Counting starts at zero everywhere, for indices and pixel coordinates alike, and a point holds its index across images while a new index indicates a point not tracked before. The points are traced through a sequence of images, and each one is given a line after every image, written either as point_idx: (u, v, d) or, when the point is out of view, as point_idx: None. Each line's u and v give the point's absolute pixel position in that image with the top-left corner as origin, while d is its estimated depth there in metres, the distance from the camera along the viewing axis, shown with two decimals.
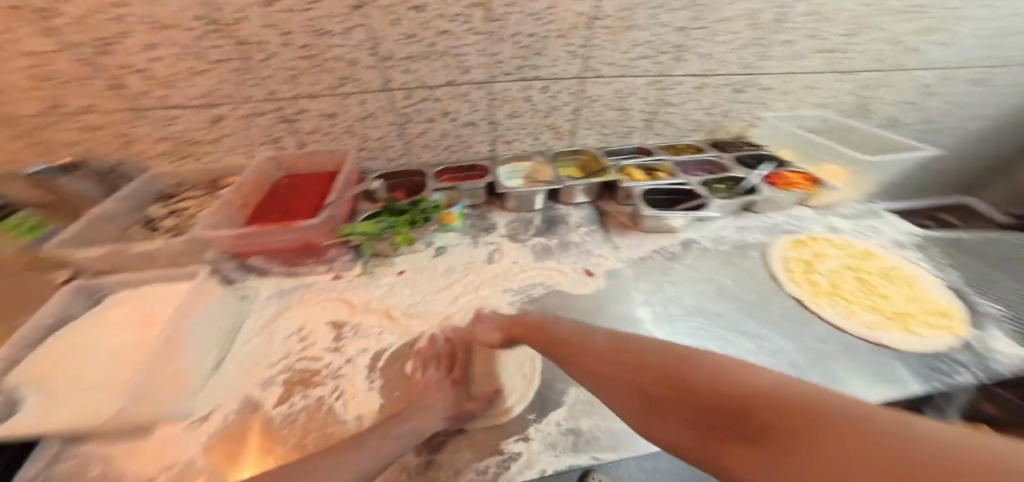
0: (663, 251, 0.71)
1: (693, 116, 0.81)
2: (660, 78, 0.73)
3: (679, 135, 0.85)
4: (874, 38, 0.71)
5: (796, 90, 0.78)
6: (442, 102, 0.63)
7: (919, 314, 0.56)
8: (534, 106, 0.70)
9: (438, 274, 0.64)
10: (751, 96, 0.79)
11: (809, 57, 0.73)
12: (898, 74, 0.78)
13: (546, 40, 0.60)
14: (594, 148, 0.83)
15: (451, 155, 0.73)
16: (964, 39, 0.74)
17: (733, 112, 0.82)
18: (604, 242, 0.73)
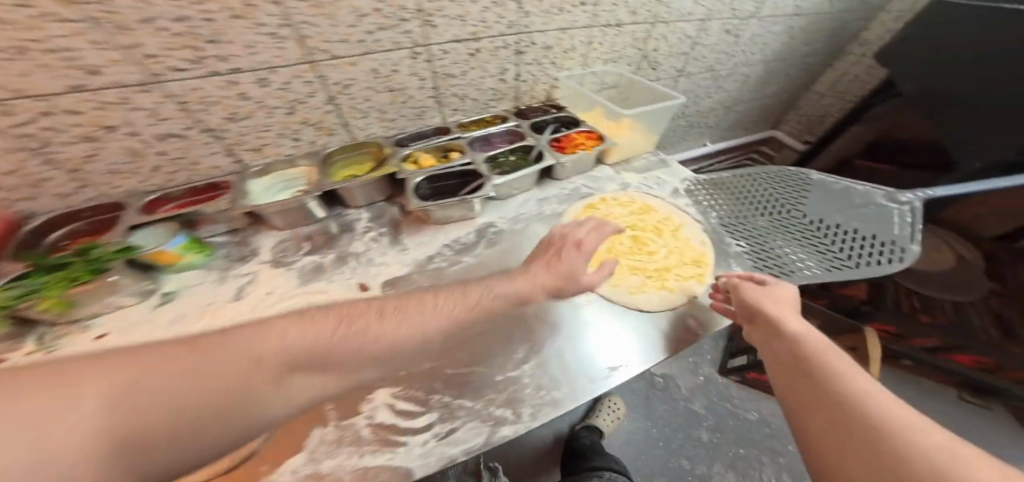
0: (455, 243, 0.66)
1: (485, 83, 0.76)
2: (419, 50, 0.63)
3: (481, 108, 0.81)
4: None
5: (575, 46, 0.80)
6: (91, 114, 0.47)
7: (676, 267, 0.58)
8: (262, 104, 0.56)
9: (159, 326, 0.51)
10: (535, 56, 0.77)
11: (572, 11, 0.72)
12: (662, 26, 0.87)
13: (214, 23, 0.45)
14: (382, 137, 0.73)
15: (174, 176, 0.60)
16: None
17: (526, 75, 0.80)
18: (391, 246, 0.65)
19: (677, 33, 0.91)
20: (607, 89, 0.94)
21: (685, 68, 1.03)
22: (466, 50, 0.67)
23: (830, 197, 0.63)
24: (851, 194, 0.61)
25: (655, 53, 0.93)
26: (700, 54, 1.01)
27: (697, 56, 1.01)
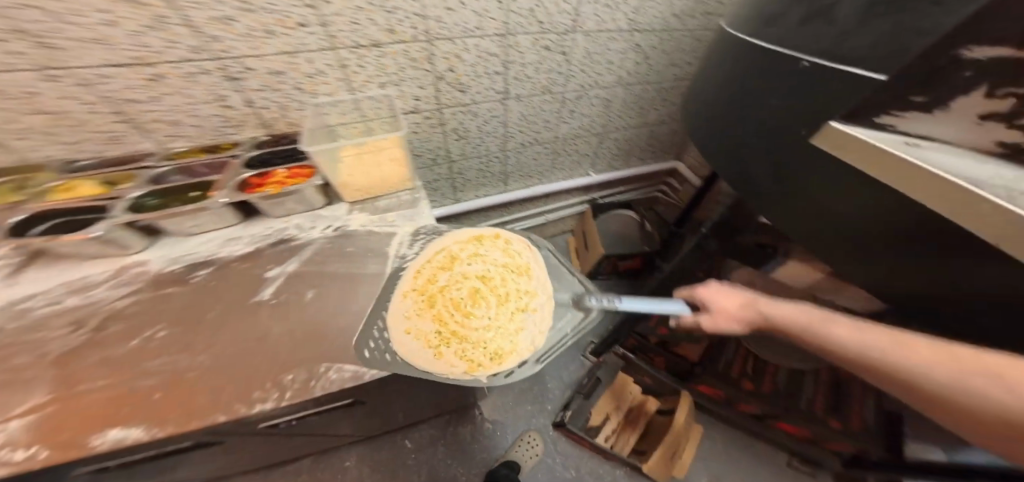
0: (89, 281, 0.63)
1: (205, 113, 0.69)
2: (59, 75, 0.55)
3: (215, 132, 0.73)
4: (349, 7, 0.62)
5: (324, 70, 0.70)
6: None
7: (469, 344, 0.57)
8: None
9: None
10: (268, 82, 0.69)
11: (294, 32, 0.62)
12: (450, 45, 0.76)
13: None
14: (70, 166, 0.69)
15: None
16: (477, 5, 0.71)
17: (259, 102, 0.71)
18: (18, 281, 0.62)
19: (475, 50, 0.79)
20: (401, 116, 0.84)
21: (512, 90, 0.93)
22: (141, 75, 0.59)
23: (545, 282, 0.62)
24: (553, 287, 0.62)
25: (453, 73, 0.82)
26: (522, 74, 0.90)
27: (518, 76, 0.90)
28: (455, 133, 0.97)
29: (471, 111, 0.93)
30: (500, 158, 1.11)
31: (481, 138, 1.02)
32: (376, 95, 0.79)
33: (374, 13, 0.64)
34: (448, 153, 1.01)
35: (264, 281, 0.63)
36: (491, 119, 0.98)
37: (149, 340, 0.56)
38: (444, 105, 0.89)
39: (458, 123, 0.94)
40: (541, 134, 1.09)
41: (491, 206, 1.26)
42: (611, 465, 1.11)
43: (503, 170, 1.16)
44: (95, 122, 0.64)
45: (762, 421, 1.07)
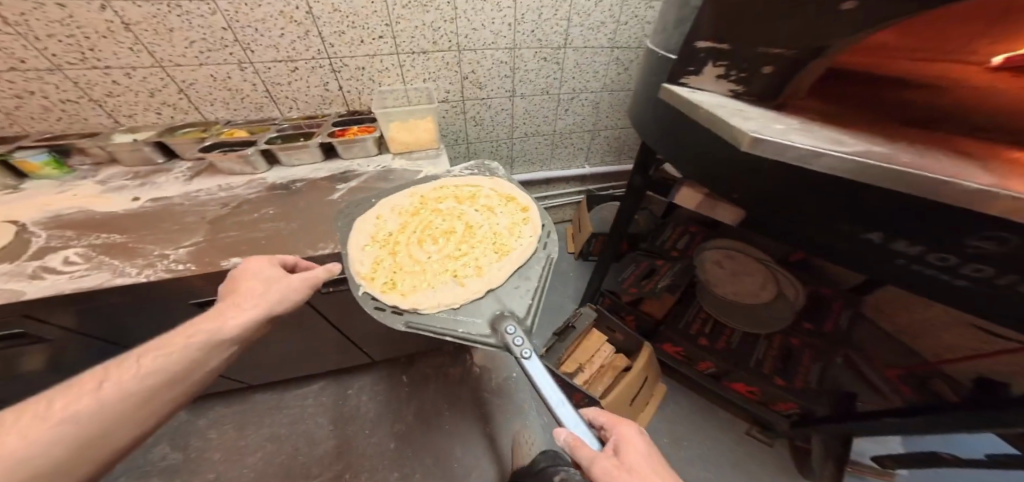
0: (226, 186, 0.87)
1: (314, 96, 1.00)
2: (246, 65, 0.88)
3: (316, 107, 1.03)
4: (410, 28, 0.91)
5: (385, 68, 0.98)
6: (22, 84, 0.80)
7: (402, 257, 0.72)
8: (131, 88, 0.86)
9: (35, 202, 0.80)
10: (353, 76, 0.98)
11: (371, 42, 0.91)
12: (473, 54, 1.04)
13: (88, 40, 0.76)
14: (228, 120, 0.99)
15: (67, 126, 0.90)
16: (493, 27, 0.99)
17: (348, 88, 1.00)
18: (185, 182, 0.87)
19: (491, 58, 1.07)
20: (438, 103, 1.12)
21: (519, 88, 1.21)
22: (286, 67, 0.91)
23: (498, 277, 0.64)
24: (506, 292, 0.62)
25: (475, 74, 1.09)
26: (525, 78, 1.18)
27: (523, 79, 1.18)
28: (473, 120, 1.23)
29: (486, 103, 1.20)
30: (508, 145, 1.39)
31: (493, 127, 1.30)
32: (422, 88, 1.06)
33: (427, 30, 0.93)
34: (467, 135, 1.28)
35: (328, 189, 0.88)
36: (503, 111, 1.25)
37: (260, 217, 0.79)
38: (465, 98, 1.14)
39: (475, 112, 1.21)
40: (544, 128, 1.38)
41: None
42: None
43: (508, 154, 1.43)
44: (248, 91, 0.94)
45: (718, 380, 1.21)
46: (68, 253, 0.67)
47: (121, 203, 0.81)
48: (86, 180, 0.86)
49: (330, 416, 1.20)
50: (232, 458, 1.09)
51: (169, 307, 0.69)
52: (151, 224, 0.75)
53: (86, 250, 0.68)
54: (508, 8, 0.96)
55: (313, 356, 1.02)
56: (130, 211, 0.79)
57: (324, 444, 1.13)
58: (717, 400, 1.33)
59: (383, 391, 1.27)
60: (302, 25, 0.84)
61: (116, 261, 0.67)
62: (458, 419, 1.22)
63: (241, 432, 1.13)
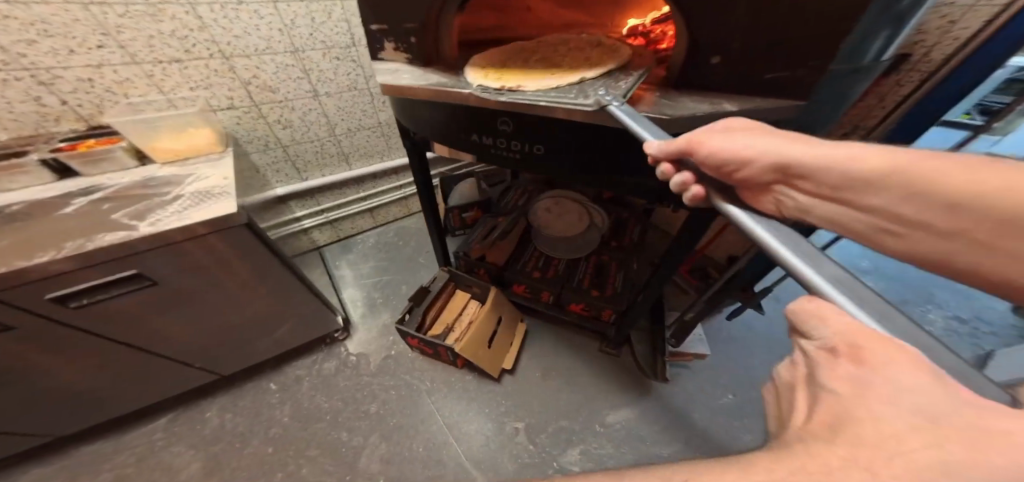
0: None
1: (22, 110, 0.80)
2: None
3: (33, 124, 0.83)
4: (144, 36, 0.83)
5: (131, 80, 0.88)
6: None
7: (498, 62, 0.76)
8: None
9: None
10: (74, 84, 0.82)
11: (93, 52, 0.80)
12: (247, 60, 1.00)
13: None
14: None
15: None
16: (257, 30, 0.96)
17: (80, 103, 0.85)
18: None
19: (272, 62, 1.04)
20: (218, 111, 1.04)
21: (323, 88, 1.18)
22: None
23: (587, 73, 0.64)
24: (597, 87, 0.60)
25: (259, 79, 1.05)
26: (323, 77, 1.15)
27: (321, 78, 1.15)
28: (279, 123, 1.16)
29: (288, 106, 1.14)
30: (333, 143, 1.32)
31: (307, 130, 1.24)
32: (187, 98, 0.97)
33: (164, 39, 0.85)
34: (277, 139, 1.19)
35: (49, 204, 0.71)
36: (312, 112, 1.20)
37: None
38: (260, 101, 1.09)
39: (279, 115, 1.15)
40: (374, 122, 1.36)
41: (344, 183, 1.47)
42: (464, 372, 1.39)
43: (341, 151, 1.36)
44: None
45: (562, 306, 1.38)
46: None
47: None
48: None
49: (189, 442, 1.11)
50: None
51: None
52: None
53: None
54: (269, 15, 0.95)
55: (124, 386, 0.93)
56: None
57: (189, 472, 1.05)
58: (578, 331, 1.50)
59: (248, 402, 1.21)
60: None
61: None
62: (342, 406, 1.25)
63: None
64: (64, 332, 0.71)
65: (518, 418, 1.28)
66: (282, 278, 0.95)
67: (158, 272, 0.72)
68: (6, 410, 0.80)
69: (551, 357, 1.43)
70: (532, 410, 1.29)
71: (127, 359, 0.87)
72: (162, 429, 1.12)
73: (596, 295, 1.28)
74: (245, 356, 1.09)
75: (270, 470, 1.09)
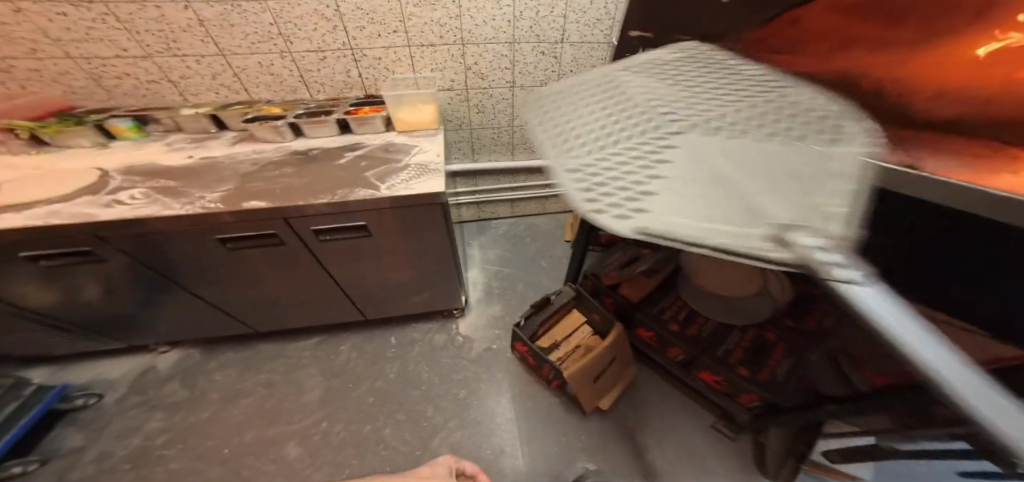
0: (258, 150, 0.94)
1: (338, 79, 1.11)
2: (286, 54, 1.03)
3: (336, 91, 1.14)
4: (421, 22, 1.01)
5: (401, 58, 1.08)
6: (121, 66, 1.00)
7: None
8: (202, 72, 1.04)
9: (111, 157, 0.98)
10: (370, 63, 1.08)
11: (386, 36, 1.03)
12: (475, 47, 1.09)
13: (175, 35, 0.95)
14: (269, 101, 1.14)
15: (148, 102, 1.10)
16: (494, 19, 1.04)
17: (367, 75, 1.11)
18: (226, 144, 0.98)
19: (491, 52, 1.11)
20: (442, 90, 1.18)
21: (522, 81, 1.22)
22: (316, 55, 1.04)
23: None
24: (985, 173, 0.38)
25: (478, 66, 1.14)
26: (525, 70, 1.18)
27: (522, 71, 1.18)
28: (476, 108, 1.25)
29: (488, 93, 1.22)
30: (510, 132, 1.36)
31: (493, 118, 1.30)
32: (425, 78, 1.13)
33: (433, 26, 1.02)
34: (469, 121, 1.29)
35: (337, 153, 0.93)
36: (504, 101, 1.26)
37: (278, 174, 0.84)
38: (470, 86, 1.19)
39: (478, 101, 1.23)
40: (552, 119, 1.37)
41: (503, 173, 1.53)
42: (553, 396, 1.29)
43: (512, 143, 1.41)
44: (288, 79, 1.09)
45: (687, 368, 1.19)
46: (138, 194, 0.80)
47: (173, 153, 0.96)
48: (160, 143, 1.03)
49: (320, 368, 1.24)
50: (228, 397, 1.12)
51: (199, 240, 0.79)
52: (199, 176, 0.84)
53: (146, 190, 0.81)
54: (506, 7, 1.01)
55: (311, 304, 1.10)
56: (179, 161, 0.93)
57: (311, 394, 1.18)
58: (688, 395, 1.30)
59: (371, 351, 1.32)
60: (330, 20, 0.97)
61: (166, 198, 0.78)
62: (438, 382, 1.29)
63: (236, 378, 1.17)
64: (304, 259, 0.88)
65: (590, 459, 1.16)
66: (447, 254, 0.99)
67: (378, 225, 0.83)
68: (251, 308, 1.04)
69: (658, 420, 1.25)
70: (613, 460, 1.16)
71: (327, 288, 1.04)
72: (309, 349, 1.27)
73: (745, 375, 1.04)
74: (393, 308, 1.20)
75: (365, 416, 1.17)
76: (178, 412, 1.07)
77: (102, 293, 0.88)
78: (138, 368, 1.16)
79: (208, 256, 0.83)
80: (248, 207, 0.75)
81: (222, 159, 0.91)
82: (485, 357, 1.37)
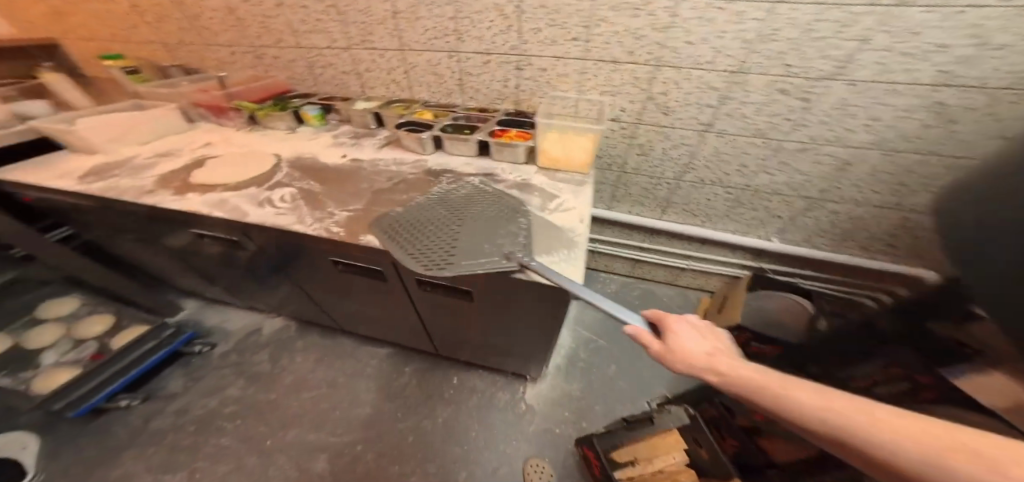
0: (397, 161, 0.86)
1: (494, 87, 0.96)
2: (454, 54, 0.93)
3: (490, 101, 1.00)
4: (612, 32, 0.74)
5: (570, 74, 0.85)
6: (327, 56, 1.05)
7: None
8: (381, 66, 1.02)
9: (282, 135, 1.01)
10: (536, 75, 0.89)
11: (563, 43, 0.81)
12: (673, 72, 0.77)
13: (369, 26, 0.93)
14: (426, 102, 1.06)
15: (333, 91, 1.14)
16: (721, 40, 0.69)
17: (523, 87, 0.93)
18: (374, 147, 0.92)
19: (696, 81, 0.77)
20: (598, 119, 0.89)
21: (720, 123, 0.84)
22: (483, 59, 0.91)
23: None
24: None
25: (666, 97, 0.81)
26: (738, 113, 0.80)
27: (732, 113, 0.81)
28: (639, 149, 0.97)
29: (665, 133, 0.90)
30: (671, 185, 1.05)
31: (656, 166, 1.01)
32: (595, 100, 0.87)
33: (624, 39, 0.74)
34: (623, 163, 1.03)
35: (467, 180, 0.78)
36: (682, 147, 0.93)
37: (403, 199, 0.72)
38: (643, 122, 0.89)
39: (646, 141, 0.94)
40: (750, 179, 0.96)
41: (640, 229, 1.22)
42: None
43: (667, 198, 1.10)
44: (448, 81, 0.99)
45: None
46: (277, 194, 0.73)
47: (330, 144, 0.95)
48: (327, 135, 1.00)
49: (378, 386, 1.14)
50: (297, 384, 1.08)
51: (310, 253, 0.69)
52: (336, 180, 0.77)
53: (288, 187, 0.77)
54: (752, 20, 0.65)
55: (395, 325, 1.00)
56: (332, 156, 0.89)
57: (361, 410, 1.07)
58: None
59: (429, 386, 1.16)
60: (508, 20, 0.81)
61: (305, 208, 0.70)
62: (484, 447, 1.03)
63: (310, 367, 1.12)
64: (393, 292, 0.75)
65: None
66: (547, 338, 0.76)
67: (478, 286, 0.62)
68: (345, 309, 0.98)
69: None
70: None
71: (410, 318, 0.90)
72: (378, 359, 1.20)
73: None
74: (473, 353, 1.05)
75: (398, 461, 0.99)
76: (253, 386, 1.04)
77: (226, 261, 0.89)
78: (247, 328, 1.17)
79: (320, 266, 0.73)
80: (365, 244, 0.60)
81: (362, 164, 0.84)
82: (547, 448, 1.03)
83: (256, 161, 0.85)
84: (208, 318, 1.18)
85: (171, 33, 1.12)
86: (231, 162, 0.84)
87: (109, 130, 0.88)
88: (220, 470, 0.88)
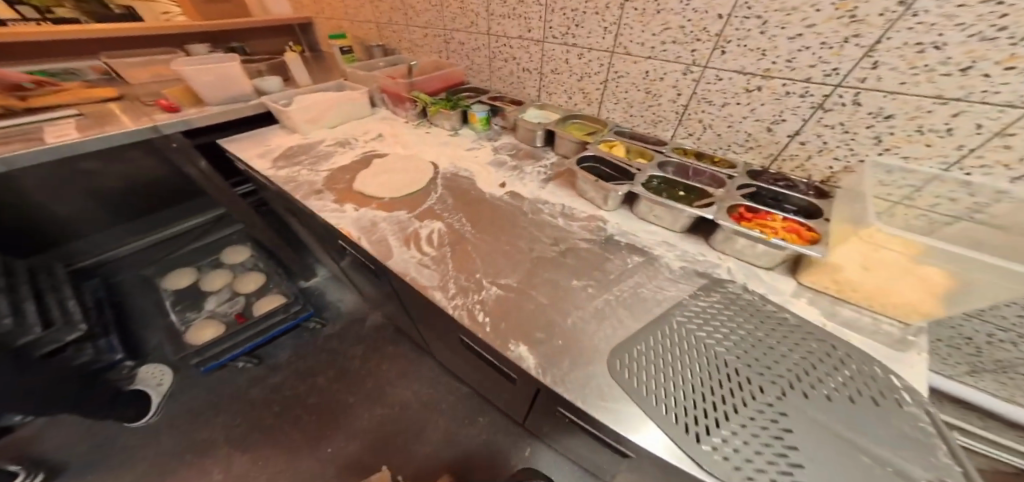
0: (566, 209, 0.62)
1: (743, 127, 0.61)
2: (695, 69, 0.61)
3: (724, 145, 0.65)
4: None
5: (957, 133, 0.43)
6: (514, 49, 0.87)
7: None
8: (573, 69, 0.79)
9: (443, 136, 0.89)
10: (852, 122, 0.50)
11: (982, 76, 0.39)
12: None
13: (583, 14, 0.69)
14: (614, 125, 0.78)
15: (505, 90, 0.98)
16: None
17: (805, 139, 0.55)
18: (538, 180, 0.70)
19: None
20: (965, 222, 0.47)
21: None
22: (748, 84, 0.56)
23: None
24: None
25: None
26: None
27: None
28: None
29: None
30: None
31: None
32: (986, 187, 0.44)
33: None
34: None
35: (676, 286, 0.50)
36: None
37: (572, 288, 0.50)
38: None
39: None
40: None
41: None
42: None
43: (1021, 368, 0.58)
44: (664, 105, 0.68)
45: None
46: (422, 227, 0.59)
47: (489, 159, 0.77)
48: (488, 145, 0.84)
49: (447, 430, 0.95)
50: (377, 390, 1.01)
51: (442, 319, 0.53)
52: (489, 225, 0.59)
53: (432, 214, 0.62)
54: None
55: (489, 388, 0.79)
56: (489, 180, 0.71)
57: (425, 451, 0.91)
58: None
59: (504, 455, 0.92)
60: (856, 24, 0.44)
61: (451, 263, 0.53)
62: None
63: (392, 378, 1.04)
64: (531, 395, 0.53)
65: None
66: None
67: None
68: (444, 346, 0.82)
69: None
70: None
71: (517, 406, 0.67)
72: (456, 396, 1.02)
73: None
74: None
75: None
76: (341, 381, 1.02)
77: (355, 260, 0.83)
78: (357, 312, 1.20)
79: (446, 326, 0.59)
80: (513, 359, 0.41)
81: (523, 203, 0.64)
82: None
83: (410, 167, 0.74)
84: (331, 291, 1.23)
85: (383, 14, 1.14)
86: (389, 164, 0.75)
87: (311, 109, 0.89)
88: (283, 464, 0.85)
